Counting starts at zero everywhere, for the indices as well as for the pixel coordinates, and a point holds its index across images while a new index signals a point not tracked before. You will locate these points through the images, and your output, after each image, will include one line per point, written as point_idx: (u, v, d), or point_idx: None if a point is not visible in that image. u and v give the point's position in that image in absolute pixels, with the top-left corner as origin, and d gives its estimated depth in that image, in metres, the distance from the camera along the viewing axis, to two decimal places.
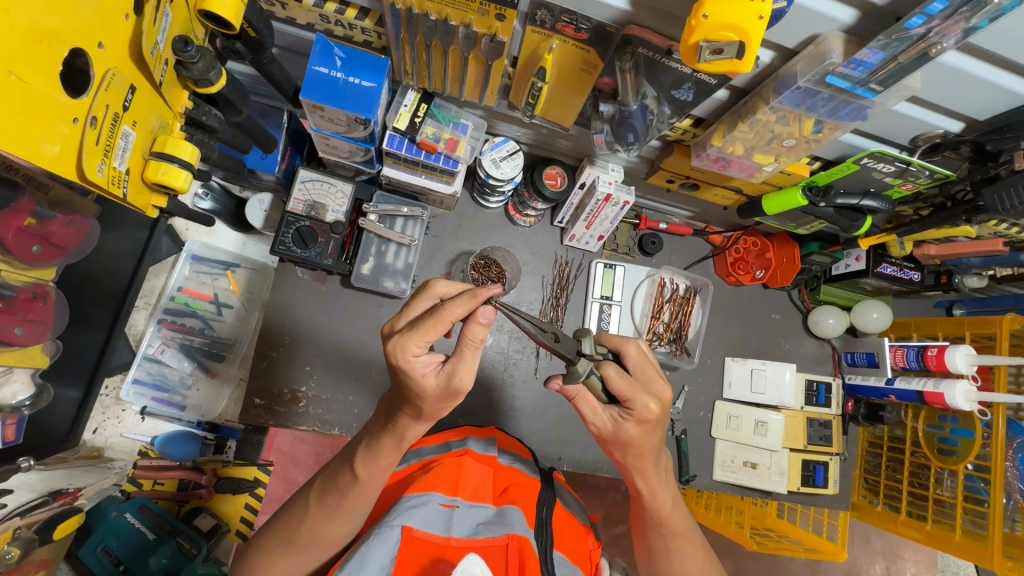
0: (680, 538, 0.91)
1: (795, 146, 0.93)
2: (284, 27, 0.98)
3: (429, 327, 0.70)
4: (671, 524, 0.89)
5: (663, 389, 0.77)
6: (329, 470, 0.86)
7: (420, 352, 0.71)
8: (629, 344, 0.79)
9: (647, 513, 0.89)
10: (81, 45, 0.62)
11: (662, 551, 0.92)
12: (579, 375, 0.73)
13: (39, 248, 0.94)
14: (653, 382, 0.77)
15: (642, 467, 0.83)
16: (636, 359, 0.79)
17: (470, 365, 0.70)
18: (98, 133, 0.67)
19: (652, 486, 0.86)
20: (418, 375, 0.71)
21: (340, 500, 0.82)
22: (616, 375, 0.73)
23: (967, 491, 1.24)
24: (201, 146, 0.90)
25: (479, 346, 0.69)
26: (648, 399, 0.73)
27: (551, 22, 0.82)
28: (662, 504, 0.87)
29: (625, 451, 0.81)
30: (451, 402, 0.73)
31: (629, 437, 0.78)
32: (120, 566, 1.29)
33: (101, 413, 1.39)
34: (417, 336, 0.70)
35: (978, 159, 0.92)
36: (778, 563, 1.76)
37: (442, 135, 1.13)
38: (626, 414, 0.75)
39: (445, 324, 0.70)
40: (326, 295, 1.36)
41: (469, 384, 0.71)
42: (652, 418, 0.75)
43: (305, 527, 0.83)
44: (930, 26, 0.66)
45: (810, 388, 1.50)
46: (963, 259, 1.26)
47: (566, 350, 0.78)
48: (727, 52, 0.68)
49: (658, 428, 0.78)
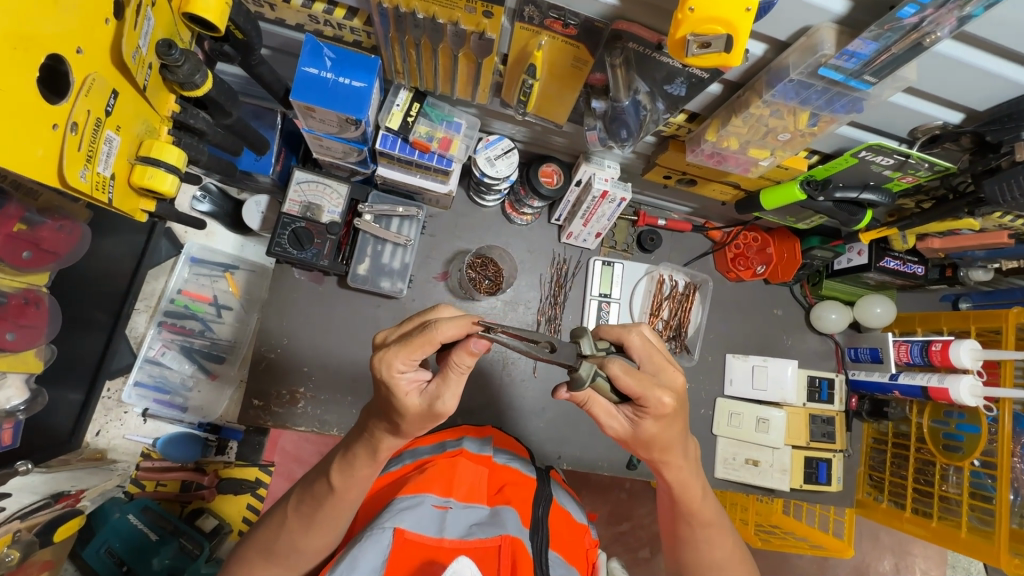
0: (708, 528, 0.90)
1: (791, 139, 0.92)
2: (272, 27, 0.98)
3: (417, 346, 0.70)
4: (700, 516, 0.89)
5: (673, 377, 0.77)
6: (310, 480, 0.87)
7: (405, 369, 0.72)
8: (630, 335, 0.79)
9: (678, 505, 0.88)
10: (60, 51, 0.62)
11: (690, 539, 0.91)
12: (582, 380, 0.72)
13: (30, 253, 0.95)
14: (661, 371, 0.77)
15: (671, 461, 0.83)
16: (641, 347, 0.79)
17: (455, 390, 0.72)
18: (80, 139, 0.67)
19: (683, 479, 0.85)
20: (401, 393, 0.72)
21: (316, 509, 0.82)
22: (622, 374, 0.72)
23: (974, 488, 1.21)
24: (191, 149, 0.90)
25: (467, 372, 0.72)
26: (660, 393, 0.72)
27: (539, 18, 0.81)
28: (692, 495, 0.87)
29: (649, 448, 0.81)
30: (430, 423, 0.75)
31: (650, 434, 0.78)
32: (123, 566, 1.30)
33: (104, 414, 1.40)
34: (403, 354, 0.70)
35: (979, 151, 0.90)
36: (785, 561, 1.74)
37: (434, 134, 1.12)
38: (642, 412, 0.75)
39: (434, 344, 0.71)
40: (324, 296, 1.36)
41: (452, 407, 0.73)
42: (668, 412, 0.74)
43: (283, 541, 0.84)
44: (923, 15, 0.64)
45: (813, 384, 1.49)
46: (968, 251, 1.24)
47: (563, 358, 0.72)
48: (715, 45, 0.66)
49: (678, 420, 0.77)
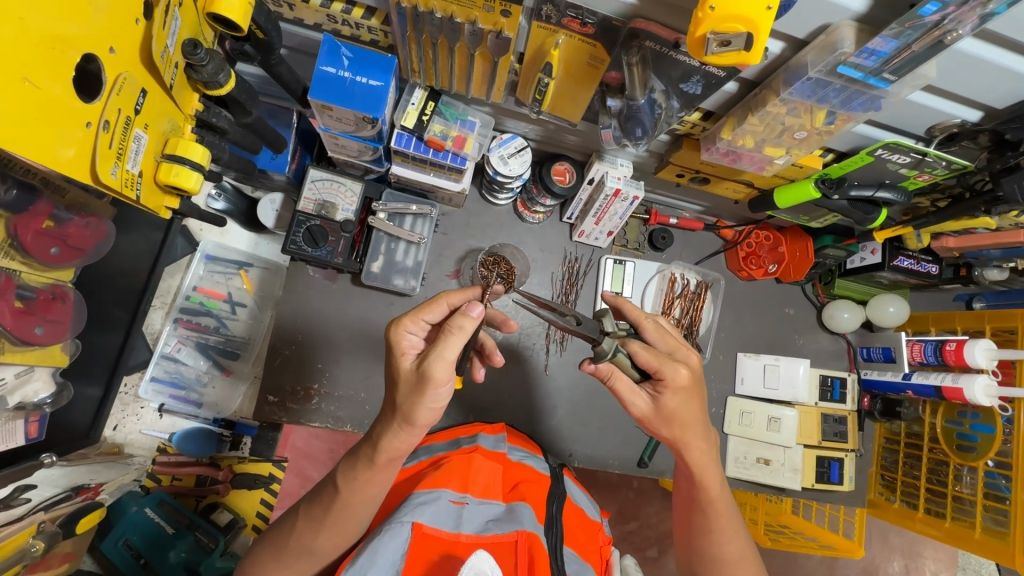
0: (723, 520, 0.90)
1: (808, 138, 0.92)
2: (291, 27, 0.99)
3: (425, 306, 0.80)
4: (716, 505, 0.89)
5: (687, 355, 0.81)
6: (321, 486, 0.88)
7: (412, 331, 0.79)
8: (647, 319, 0.84)
9: (696, 490, 0.89)
10: (93, 51, 0.63)
11: (705, 530, 0.91)
12: (605, 353, 0.77)
13: (58, 249, 0.96)
14: (678, 351, 0.81)
15: (692, 444, 0.84)
16: (655, 332, 0.84)
17: (442, 355, 0.70)
18: (111, 136, 0.68)
19: (703, 463, 0.86)
20: (400, 350, 0.77)
21: (325, 515, 0.83)
22: (640, 348, 0.77)
23: (988, 488, 1.20)
24: (212, 147, 0.92)
25: (458, 337, 0.70)
26: (676, 366, 0.76)
27: (556, 17, 0.81)
28: (711, 483, 0.88)
29: (671, 426, 0.81)
30: (419, 397, 0.72)
31: (670, 411, 0.79)
32: (140, 559, 1.31)
33: (121, 409, 1.42)
34: (412, 314, 0.79)
35: (998, 149, 0.89)
36: (793, 561, 1.73)
37: (449, 133, 1.13)
38: (660, 386, 0.78)
39: (442, 305, 0.81)
40: (338, 294, 1.38)
41: (438, 373, 0.70)
42: (685, 384, 0.77)
43: (294, 542, 0.85)
44: (944, 13, 0.64)
45: (825, 383, 1.48)
46: (983, 251, 1.22)
47: (588, 331, 0.83)
48: (735, 44, 0.66)
49: (697, 394, 0.80)
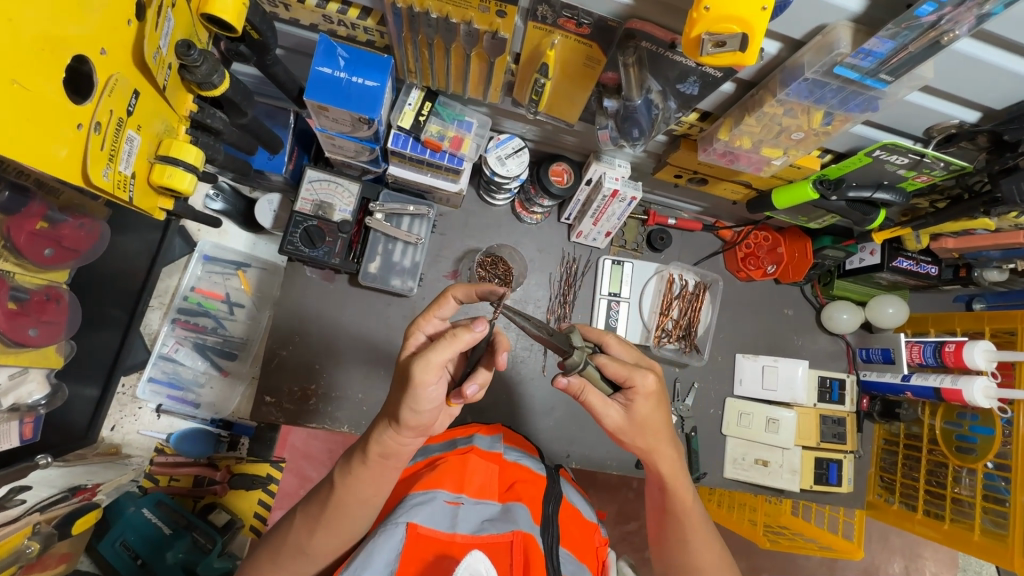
0: (695, 531, 0.89)
1: (805, 139, 0.91)
2: (287, 27, 0.99)
3: (435, 305, 0.81)
4: (688, 515, 0.89)
5: (652, 364, 0.83)
6: (317, 487, 0.87)
7: (424, 331, 0.81)
8: (610, 335, 0.86)
9: (667, 502, 0.90)
10: (84, 52, 0.63)
11: (679, 542, 0.90)
12: (577, 364, 0.76)
13: (52, 250, 0.96)
14: (641, 361, 0.84)
15: (664, 452, 0.85)
16: (618, 347, 0.85)
17: (433, 359, 0.67)
18: (103, 138, 0.68)
19: (674, 474, 0.87)
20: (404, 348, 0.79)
21: (322, 516, 0.82)
22: (609, 360, 0.78)
23: (986, 489, 1.20)
24: (207, 148, 0.92)
25: (452, 345, 0.68)
26: (645, 372, 0.77)
27: (552, 17, 0.81)
28: (682, 493, 0.88)
29: (644, 433, 0.82)
30: (414, 400, 0.71)
31: (643, 418, 0.80)
32: (137, 560, 1.31)
33: (119, 410, 1.41)
34: (424, 317, 0.81)
35: (996, 150, 0.89)
36: (792, 562, 1.73)
37: (446, 133, 1.12)
38: (631, 394, 0.78)
39: (448, 299, 0.81)
40: (336, 294, 1.37)
41: (421, 376, 0.67)
42: (654, 389, 0.78)
43: (289, 545, 0.84)
44: (941, 14, 0.64)
45: (823, 384, 1.47)
46: (983, 251, 1.21)
47: (559, 343, 0.78)
48: (730, 44, 0.66)
49: (665, 402, 0.81)
